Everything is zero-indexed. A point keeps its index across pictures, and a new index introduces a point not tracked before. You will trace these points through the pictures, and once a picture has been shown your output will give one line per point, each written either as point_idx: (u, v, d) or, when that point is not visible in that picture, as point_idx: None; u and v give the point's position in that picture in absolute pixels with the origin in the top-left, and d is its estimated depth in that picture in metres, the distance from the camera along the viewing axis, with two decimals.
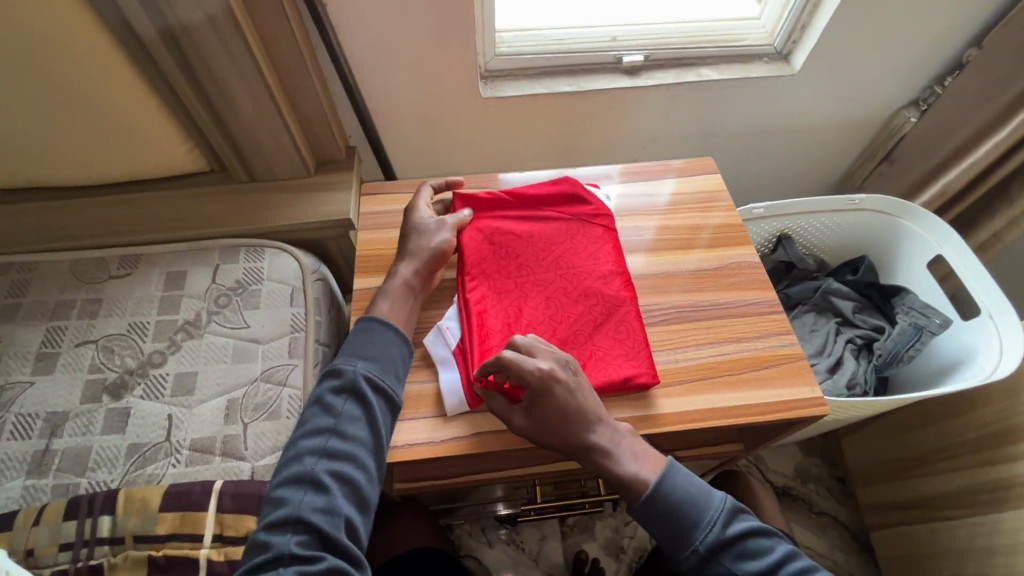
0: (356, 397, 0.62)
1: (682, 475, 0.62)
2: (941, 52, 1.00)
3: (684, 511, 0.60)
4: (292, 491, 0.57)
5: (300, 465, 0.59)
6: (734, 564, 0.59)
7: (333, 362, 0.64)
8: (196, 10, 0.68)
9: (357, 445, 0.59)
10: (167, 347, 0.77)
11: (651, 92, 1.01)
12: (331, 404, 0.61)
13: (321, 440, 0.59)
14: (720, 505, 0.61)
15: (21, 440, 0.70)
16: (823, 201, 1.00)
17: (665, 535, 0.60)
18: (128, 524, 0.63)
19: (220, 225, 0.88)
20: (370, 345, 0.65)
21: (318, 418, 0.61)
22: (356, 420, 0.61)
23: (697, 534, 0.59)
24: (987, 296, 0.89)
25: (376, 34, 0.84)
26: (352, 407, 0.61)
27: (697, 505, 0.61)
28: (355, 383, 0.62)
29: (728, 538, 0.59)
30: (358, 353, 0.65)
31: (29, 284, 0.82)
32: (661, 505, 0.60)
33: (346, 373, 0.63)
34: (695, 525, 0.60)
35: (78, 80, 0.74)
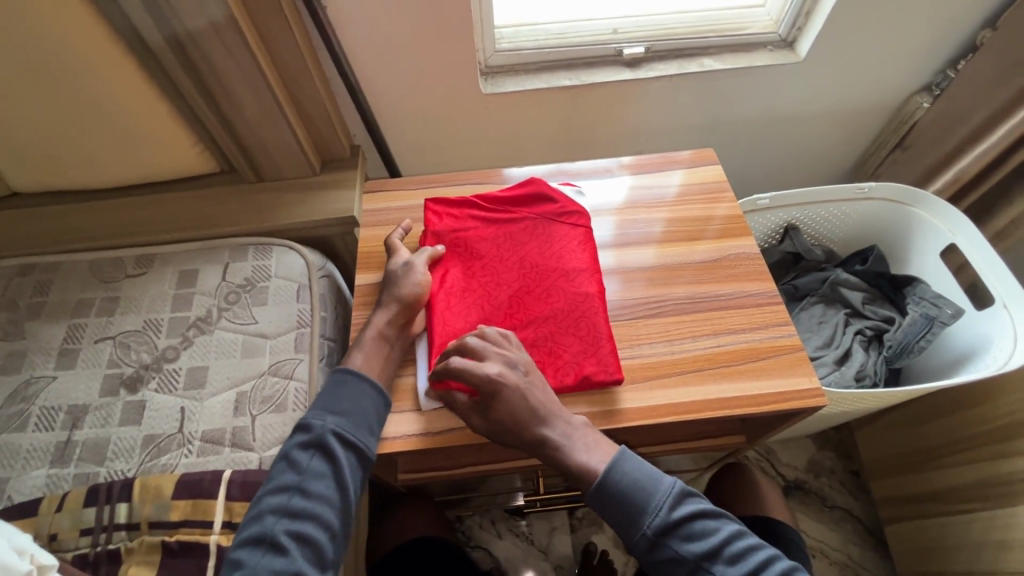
0: (324, 454, 0.61)
1: (631, 461, 0.62)
2: (954, 35, 0.97)
3: (633, 495, 0.60)
4: (251, 550, 0.56)
5: (260, 522, 0.57)
6: (681, 547, 0.58)
7: (304, 415, 0.63)
8: (200, 17, 0.71)
9: (321, 505, 0.58)
10: (180, 342, 0.80)
11: (654, 84, 1.01)
12: (297, 459, 0.60)
13: (284, 499, 0.58)
14: (669, 488, 0.60)
15: (45, 431, 0.73)
16: (830, 190, 0.99)
17: (614, 517, 0.61)
18: (143, 511, 0.66)
19: (229, 224, 0.91)
20: (341, 396, 0.64)
21: (284, 474, 0.60)
22: (321, 478, 0.60)
23: (645, 517, 0.59)
24: (1001, 285, 0.87)
25: (376, 34, 0.85)
26: (319, 464, 0.60)
27: (644, 490, 0.60)
28: (323, 438, 0.61)
29: (675, 521, 0.59)
30: (330, 406, 0.63)
31: (52, 284, 0.86)
32: (608, 492, 0.60)
33: (315, 427, 0.62)
34: (644, 508, 0.59)
35: (91, 87, 0.77)
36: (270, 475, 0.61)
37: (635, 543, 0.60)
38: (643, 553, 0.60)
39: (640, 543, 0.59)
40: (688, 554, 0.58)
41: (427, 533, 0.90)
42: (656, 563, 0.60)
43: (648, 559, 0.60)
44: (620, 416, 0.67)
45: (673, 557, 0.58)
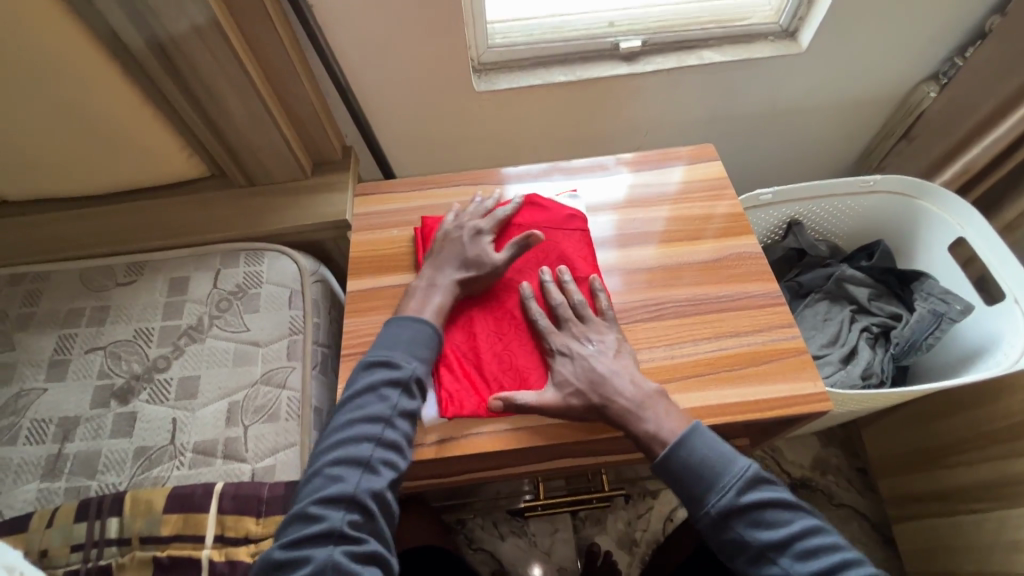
0: (410, 393, 0.64)
1: (707, 439, 0.61)
2: (963, 22, 0.94)
3: (706, 473, 0.60)
4: (347, 470, 0.61)
5: (352, 451, 0.61)
6: (746, 530, 0.58)
7: (390, 355, 0.65)
8: (181, 20, 0.69)
9: (407, 438, 0.63)
10: (171, 351, 0.79)
11: (652, 77, 0.98)
12: (387, 395, 0.63)
13: (376, 429, 0.62)
14: (742, 474, 0.60)
15: (36, 444, 0.72)
16: (835, 184, 0.96)
17: (681, 492, 0.61)
18: (134, 525, 0.65)
19: (220, 230, 0.89)
20: (425, 346, 0.67)
21: (372, 406, 0.63)
22: (409, 413, 0.63)
23: (711, 498, 0.59)
24: (1013, 280, 0.84)
25: (364, 34, 0.83)
26: (405, 402, 0.63)
27: (715, 470, 0.60)
28: (412, 381, 0.64)
29: (744, 506, 0.59)
30: (413, 350, 0.66)
31: (41, 294, 0.85)
32: (676, 468, 0.60)
33: (404, 369, 0.65)
34: (713, 487, 0.60)
35: (75, 94, 0.76)
36: (356, 405, 0.64)
37: (700, 520, 0.60)
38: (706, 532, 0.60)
39: (705, 519, 0.60)
40: (752, 540, 0.58)
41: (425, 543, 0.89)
42: (716, 542, 0.60)
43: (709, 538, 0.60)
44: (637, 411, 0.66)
45: (737, 538, 0.59)
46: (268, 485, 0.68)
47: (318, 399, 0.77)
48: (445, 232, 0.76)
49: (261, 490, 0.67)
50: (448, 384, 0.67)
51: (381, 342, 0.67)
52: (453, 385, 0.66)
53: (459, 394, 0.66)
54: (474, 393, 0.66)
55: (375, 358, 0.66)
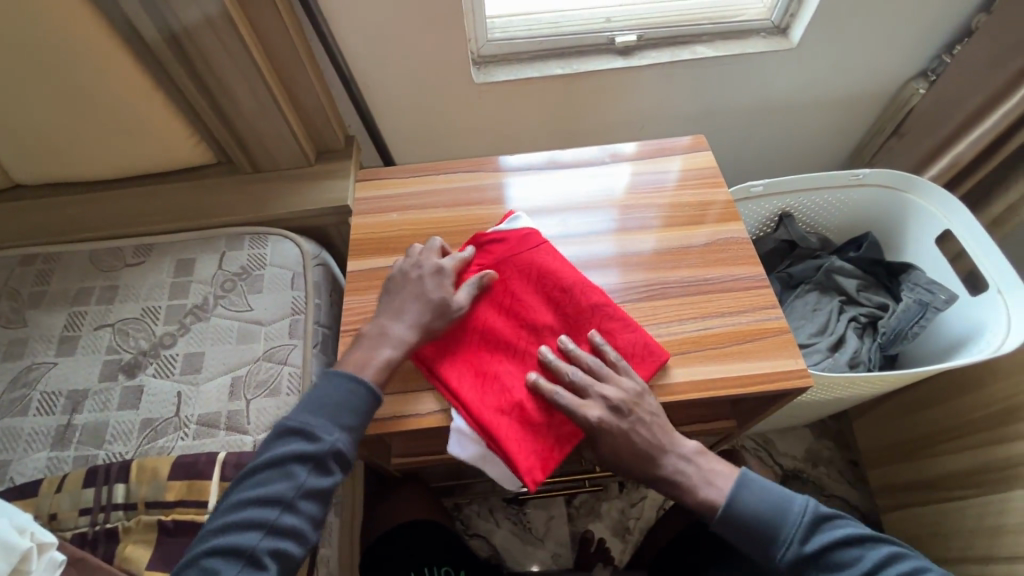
0: (323, 471, 0.58)
1: (757, 490, 0.62)
2: (949, 20, 0.97)
3: (763, 538, 0.60)
4: (227, 561, 0.53)
5: (241, 533, 0.55)
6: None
7: (309, 422, 0.59)
8: (192, 9, 0.72)
9: (307, 524, 0.57)
10: (177, 329, 0.81)
11: (647, 71, 1.01)
12: (294, 472, 0.57)
13: (271, 512, 0.56)
14: (799, 522, 0.60)
15: (46, 415, 0.75)
16: (825, 177, 0.99)
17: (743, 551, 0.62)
18: (140, 491, 0.68)
19: (225, 214, 0.92)
20: (353, 413, 0.60)
21: (275, 484, 0.57)
22: (315, 493, 0.58)
23: (778, 551, 0.60)
24: (997, 271, 0.86)
25: (366, 24, 0.86)
26: (316, 480, 0.58)
27: (773, 523, 0.60)
28: (327, 456, 0.58)
29: (811, 555, 0.59)
30: (338, 418, 0.60)
31: (52, 273, 0.88)
32: (736, 528, 0.61)
33: (321, 440, 0.58)
34: (773, 548, 0.60)
35: (87, 79, 0.78)
36: (257, 479, 0.57)
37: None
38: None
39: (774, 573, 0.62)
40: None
41: (425, 516, 0.92)
42: None
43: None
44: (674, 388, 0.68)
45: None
46: None
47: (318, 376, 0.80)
48: (398, 285, 0.70)
49: None
50: (502, 442, 0.64)
51: (304, 404, 0.61)
52: (508, 440, 0.64)
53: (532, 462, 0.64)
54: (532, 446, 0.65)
55: (291, 424, 0.59)
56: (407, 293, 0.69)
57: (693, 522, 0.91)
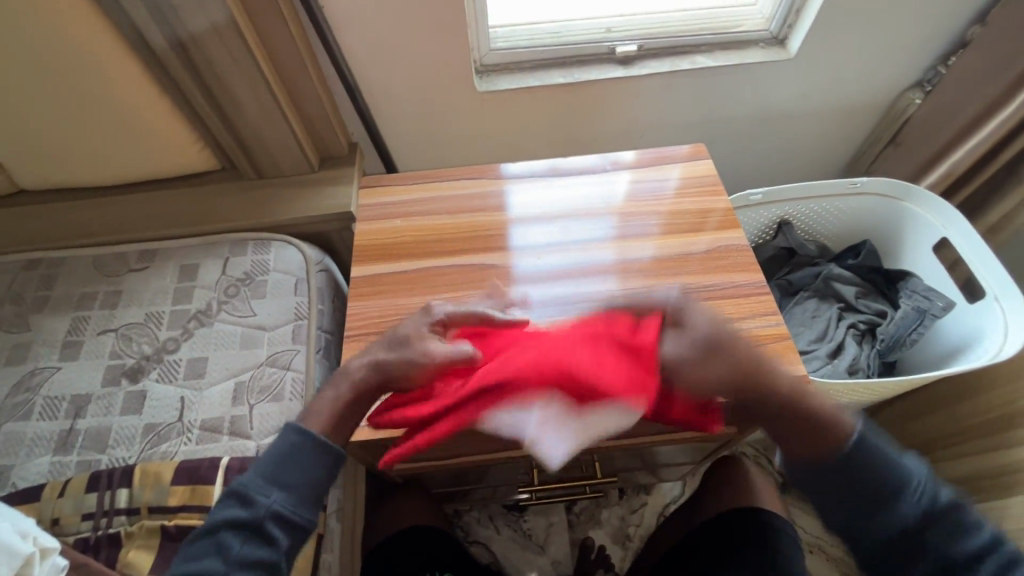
0: (259, 538, 0.55)
1: (876, 431, 0.54)
2: (944, 31, 0.98)
3: (859, 477, 0.52)
4: None
5: None
6: (881, 552, 0.51)
7: (244, 487, 0.57)
8: (200, 18, 0.73)
9: None
10: (180, 334, 0.82)
11: (647, 81, 1.02)
12: (227, 543, 0.55)
13: None
14: (926, 473, 0.52)
15: (49, 420, 0.75)
16: (823, 185, 1.00)
17: (794, 444, 0.55)
18: (144, 496, 0.68)
19: (229, 220, 0.93)
20: (290, 474, 0.58)
21: (208, 558, 0.55)
22: (248, 565, 0.54)
23: (901, 499, 0.51)
24: (993, 279, 0.87)
25: (371, 33, 0.87)
26: (250, 550, 0.55)
27: (900, 469, 0.52)
28: (260, 520, 0.56)
29: (942, 510, 0.50)
30: (273, 480, 0.58)
31: (56, 278, 0.88)
32: (855, 466, 0.52)
33: (255, 505, 0.56)
34: (864, 496, 0.51)
35: (94, 86, 0.79)
36: (194, 552, 0.56)
37: (812, 434, 0.55)
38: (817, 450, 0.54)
39: (813, 448, 0.54)
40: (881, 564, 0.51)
41: (425, 523, 0.91)
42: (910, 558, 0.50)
43: (814, 455, 0.54)
44: None
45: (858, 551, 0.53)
46: None
47: (320, 381, 0.80)
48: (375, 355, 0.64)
49: None
50: (538, 417, 0.56)
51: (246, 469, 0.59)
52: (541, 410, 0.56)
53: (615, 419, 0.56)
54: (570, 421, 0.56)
55: (233, 490, 0.58)
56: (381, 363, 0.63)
57: (691, 530, 0.91)
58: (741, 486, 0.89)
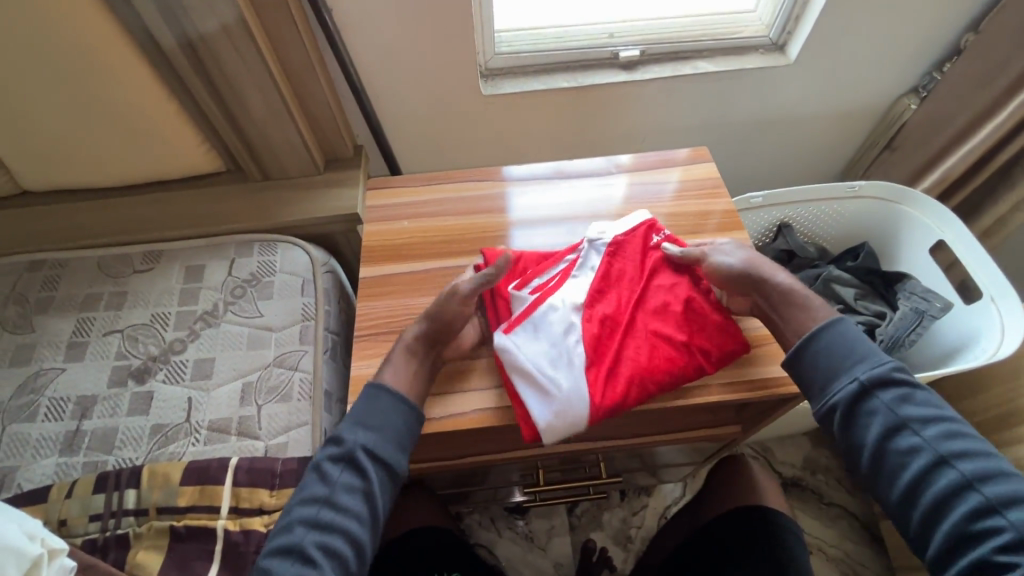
0: (354, 467, 0.62)
1: (850, 328, 0.65)
2: (939, 38, 1.00)
3: (955, 431, 0.58)
4: (281, 561, 0.57)
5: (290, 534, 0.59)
6: (949, 508, 0.56)
7: (336, 429, 0.64)
8: (211, 19, 0.73)
9: (350, 521, 0.59)
10: (187, 335, 0.81)
11: (650, 85, 1.04)
12: (327, 474, 0.61)
13: (313, 510, 0.59)
14: (885, 359, 0.63)
15: (55, 421, 0.75)
16: (821, 188, 1.02)
17: (845, 355, 0.63)
18: (151, 497, 0.68)
19: (235, 221, 0.93)
20: (379, 416, 0.63)
21: (315, 484, 0.61)
22: (351, 491, 0.60)
23: (861, 365, 0.62)
24: (991, 281, 0.88)
25: (378, 35, 0.88)
26: (349, 476, 0.61)
27: (860, 348, 0.63)
28: (353, 454, 0.62)
29: (891, 378, 0.61)
30: (361, 421, 0.63)
31: (61, 279, 0.88)
32: (825, 339, 0.64)
33: (346, 442, 0.62)
34: (963, 451, 0.57)
35: (103, 86, 0.79)
36: (303, 485, 0.62)
37: (869, 359, 0.63)
38: (870, 368, 0.62)
39: (879, 380, 0.61)
40: (938, 493, 0.56)
41: (431, 523, 0.91)
42: (886, 435, 0.59)
43: (874, 372, 0.61)
44: (684, 392, 0.69)
45: (930, 502, 0.57)
46: (282, 461, 0.71)
47: (328, 382, 0.80)
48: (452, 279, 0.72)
49: (275, 465, 0.70)
50: (631, 360, 0.68)
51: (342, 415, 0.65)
52: (636, 354, 0.68)
53: (659, 351, 0.68)
54: (663, 361, 0.67)
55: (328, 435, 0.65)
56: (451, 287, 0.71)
57: (697, 530, 0.91)
58: (744, 486, 0.90)
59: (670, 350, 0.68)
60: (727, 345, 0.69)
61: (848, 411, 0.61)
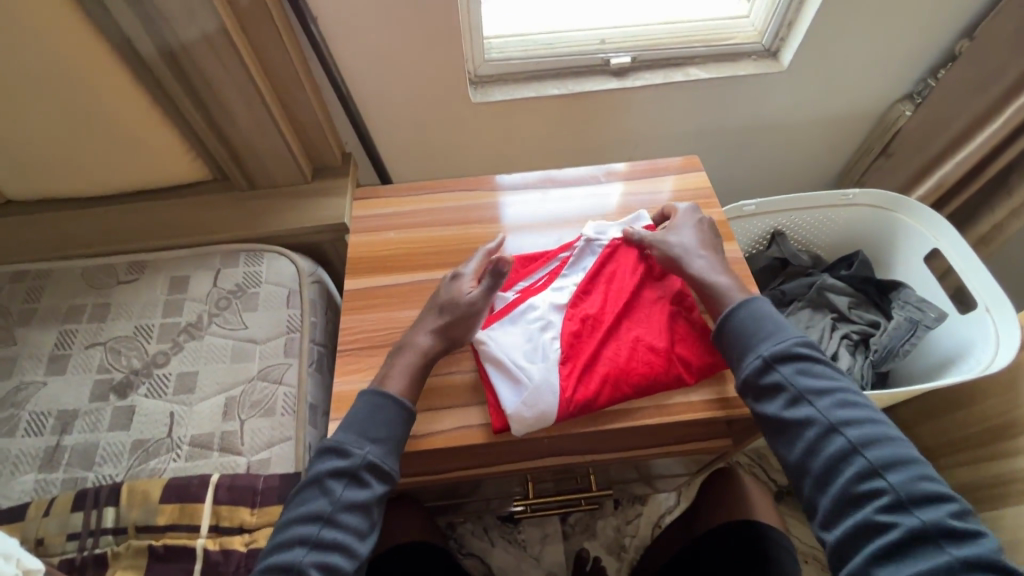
0: (359, 483, 0.60)
1: (760, 306, 0.67)
2: (934, 44, 0.99)
3: (847, 400, 0.60)
4: None
5: (289, 550, 0.57)
6: (836, 474, 0.57)
7: (339, 440, 0.61)
8: (192, 28, 0.72)
9: (351, 536, 0.58)
10: (170, 348, 0.80)
11: (642, 92, 1.02)
12: (330, 488, 0.59)
13: (314, 527, 0.58)
14: (790, 335, 0.64)
15: (35, 436, 0.74)
16: (815, 197, 1.00)
17: (752, 334, 0.65)
18: (130, 515, 0.68)
19: (221, 231, 0.92)
20: (382, 428, 0.62)
21: (315, 500, 0.59)
22: (355, 508, 0.59)
23: (765, 343, 0.64)
24: (985, 291, 0.87)
25: (365, 43, 0.87)
26: (353, 493, 0.59)
27: (766, 326, 0.65)
28: (358, 469, 0.60)
29: (793, 353, 0.63)
30: (366, 434, 0.61)
31: (43, 290, 0.87)
32: (735, 321, 0.67)
33: (351, 455, 0.60)
34: (853, 419, 0.58)
35: (84, 97, 0.78)
36: (300, 499, 0.60)
37: (774, 337, 0.64)
38: (774, 344, 0.63)
39: (782, 355, 0.63)
40: (828, 461, 0.58)
41: (418, 538, 0.90)
42: (785, 407, 0.61)
43: (777, 348, 0.63)
44: (673, 409, 0.68)
45: (821, 470, 0.58)
46: (264, 478, 0.71)
47: (313, 396, 0.79)
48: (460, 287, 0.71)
49: (257, 482, 0.70)
50: (607, 363, 0.68)
51: (341, 424, 0.63)
52: (614, 358, 0.69)
53: (638, 356, 0.69)
54: (639, 364, 0.68)
55: (328, 444, 0.62)
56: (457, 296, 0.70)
57: (688, 543, 0.90)
58: (736, 498, 0.89)
59: (648, 354, 0.69)
60: (705, 356, 0.70)
61: (753, 385, 0.63)
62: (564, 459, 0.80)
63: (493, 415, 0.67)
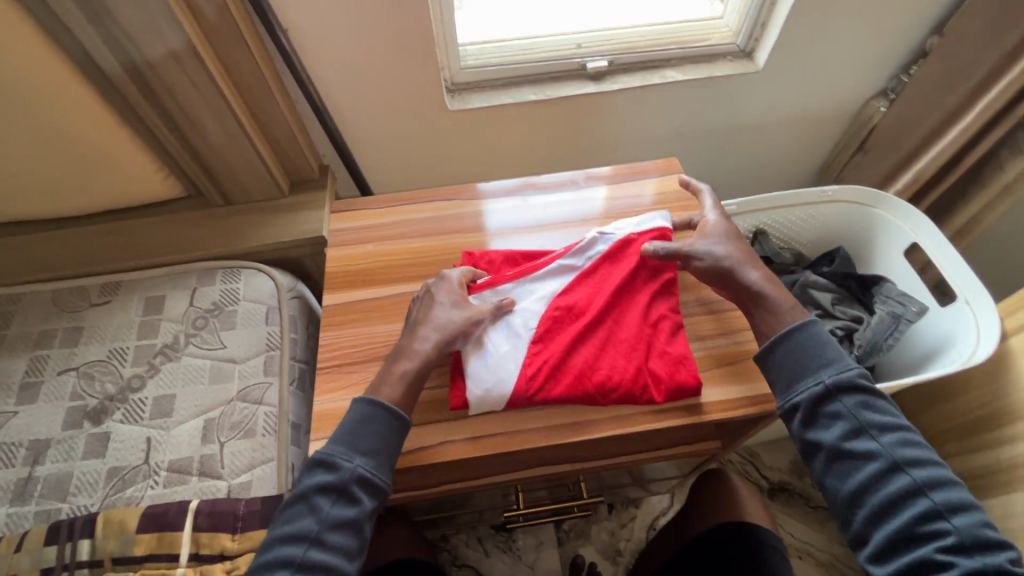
0: (347, 499, 0.59)
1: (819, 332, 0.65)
2: (905, 41, 1.00)
3: (910, 439, 0.59)
4: None
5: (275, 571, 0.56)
6: (895, 510, 0.57)
7: (327, 453, 0.60)
8: (158, 45, 0.71)
9: (338, 556, 0.57)
10: (146, 371, 0.78)
11: (619, 96, 1.02)
12: (318, 506, 0.58)
13: (300, 548, 0.57)
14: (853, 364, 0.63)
15: (5, 467, 0.72)
16: (796, 193, 1.00)
17: (811, 359, 0.63)
18: (107, 547, 0.66)
19: (195, 248, 0.90)
20: (376, 437, 0.61)
21: (301, 519, 0.58)
22: (341, 526, 0.58)
23: (826, 369, 0.62)
24: (964, 283, 0.88)
25: (337, 58, 0.86)
26: (340, 511, 0.58)
27: (828, 354, 0.63)
28: (347, 483, 0.59)
29: (856, 383, 0.61)
30: (355, 445, 0.60)
31: (13, 315, 0.84)
32: (797, 343, 0.64)
33: (340, 469, 0.59)
34: (916, 458, 0.58)
35: (46, 117, 0.76)
36: (288, 516, 0.59)
37: (837, 363, 0.63)
38: (837, 371, 0.62)
39: (845, 385, 0.61)
40: (889, 496, 0.57)
41: (407, 554, 0.88)
42: (846, 438, 0.60)
43: (839, 376, 0.62)
44: (658, 415, 0.68)
45: (879, 504, 0.57)
46: (245, 501, 0.69)
47: (294, 414, 0.78)
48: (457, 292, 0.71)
49: (237, 507, 0.68)
50: (579, 361, 0.69)
51: (334, 435, 0.62)
52: (586, 363, 0.68)
53: (607, 367, 0.68)
54: (603, 366, 0.68)
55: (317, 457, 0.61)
56: (449, 302, 0.70)
57: (681, 546, 0.90)
58: (726, 499, 0.89)
59: (620, 367, 0.68)
60: (677, 376, 0.68)
61: (809, 413, 0.62)
62: (551, 469, 0.79)
63: (453, 382, 0.68)
